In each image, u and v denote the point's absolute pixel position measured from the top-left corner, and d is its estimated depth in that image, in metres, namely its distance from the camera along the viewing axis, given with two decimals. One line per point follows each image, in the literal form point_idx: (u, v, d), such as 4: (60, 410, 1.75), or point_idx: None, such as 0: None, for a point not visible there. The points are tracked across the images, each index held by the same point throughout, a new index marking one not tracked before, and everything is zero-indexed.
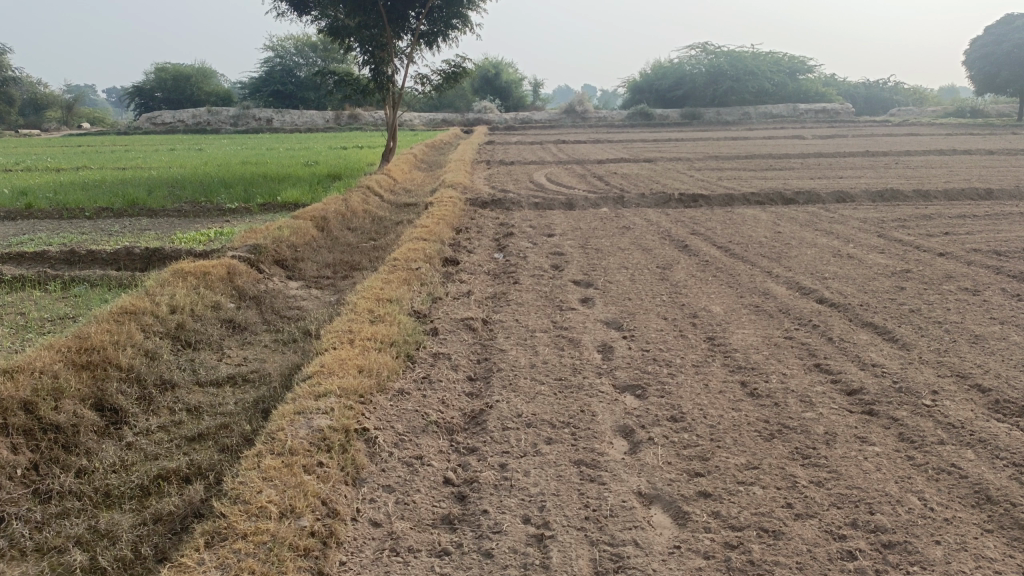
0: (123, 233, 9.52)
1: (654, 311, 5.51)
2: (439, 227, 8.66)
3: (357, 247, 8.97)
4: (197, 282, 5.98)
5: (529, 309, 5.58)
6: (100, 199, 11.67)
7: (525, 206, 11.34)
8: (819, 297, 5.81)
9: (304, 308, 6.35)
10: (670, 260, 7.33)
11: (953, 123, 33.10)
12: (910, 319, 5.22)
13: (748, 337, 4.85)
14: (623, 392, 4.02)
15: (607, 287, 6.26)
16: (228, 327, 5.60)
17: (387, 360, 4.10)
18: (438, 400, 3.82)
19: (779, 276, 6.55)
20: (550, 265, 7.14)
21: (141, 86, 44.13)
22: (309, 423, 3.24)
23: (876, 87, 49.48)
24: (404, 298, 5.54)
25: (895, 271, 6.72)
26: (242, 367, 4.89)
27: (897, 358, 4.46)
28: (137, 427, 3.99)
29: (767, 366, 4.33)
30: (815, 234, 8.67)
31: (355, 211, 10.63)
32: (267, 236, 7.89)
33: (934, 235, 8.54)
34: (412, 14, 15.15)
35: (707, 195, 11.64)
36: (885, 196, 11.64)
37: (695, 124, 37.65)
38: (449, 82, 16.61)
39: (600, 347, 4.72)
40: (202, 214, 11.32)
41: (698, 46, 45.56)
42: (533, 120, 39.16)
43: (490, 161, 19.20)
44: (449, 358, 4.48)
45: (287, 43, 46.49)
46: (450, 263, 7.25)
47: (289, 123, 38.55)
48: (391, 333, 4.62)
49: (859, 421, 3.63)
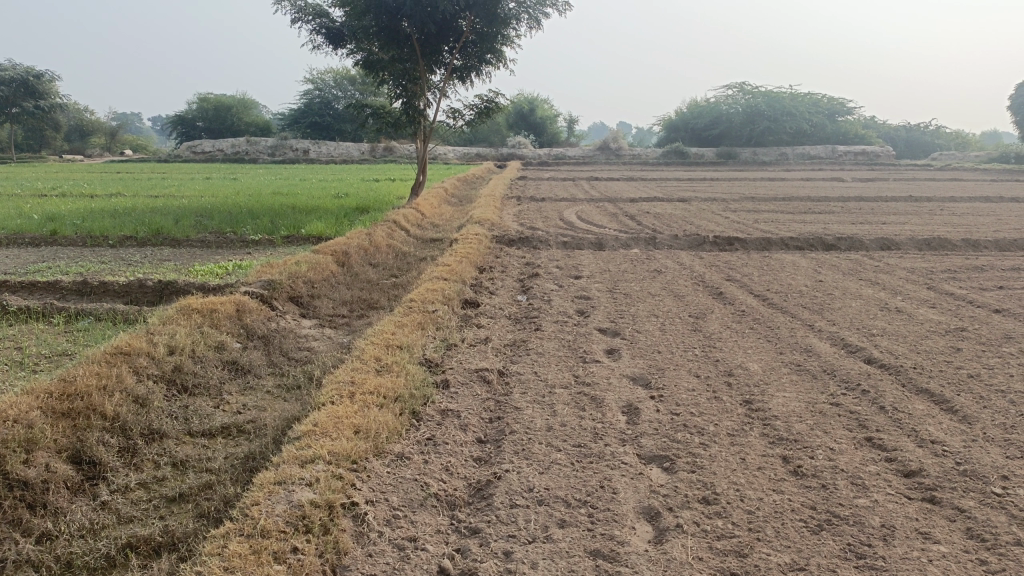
0: (142, 263, 9.35)
1: (685, 367, 5.09)
2: (462, 266, 8.34)
3: (377, 284, 8.67)
4: (202, 320, 5.71)
5: (550, 360, 5.19)
6: (125, 227, 11.58)
7: (553, 245, 11.00)
8: (867, 357, 5.34)
9: (314, 350, 6.03)
10: (703, 308, 6.91)
11: (998, 169, 32.25)
12: (969, 386, 4.73)
13: (789, 402, 4.39)
14: (649, 463, 3.60)
15: (635, 338, 5.85)
16: (230, 369, 5.29)
17: (388, 418, 3.73)
18: (441, 468, 3.43)
19: (822, 331, 6.09)
20: (575, 310, 6.76)
21: (183, 115, 44.96)
22: (289, 497, 2.88)
23: (917, 131, 48.68)
24: (416, 345, 5.17)
25: (949, 329, 6.21)
26: (239, 415, 4.57)
27: (958, 433, 3.97)
28: (114, 484, 3.67)
29: (812, 439, 3.87)
30: (858, 284, 8.19)
31: (378, 246, 10.35)
32: (283, 271, 7.62)
33: (987, 289, 8.01)
34: (445, 49, 15.01)
35: (743, 238, 11.19)
36: (932, 245, 11.09)
37: (730, 164, 37.20)
38: (482, 117, 16.44)
39: (625, 408, 4.29)
40: (225, 245, 11.14)
41: (735, 86, 45.28)
42: (567, 157, 39.05)
43: (520, 197, 18.95)
44: (459, 416, 4.09)
45: (327, 77, 47.14)
46: (470, 305, 6.89)
47: (325, 154, 38.85)
48: (397, 386, 4.25)
49: (920, 512, 3.16)
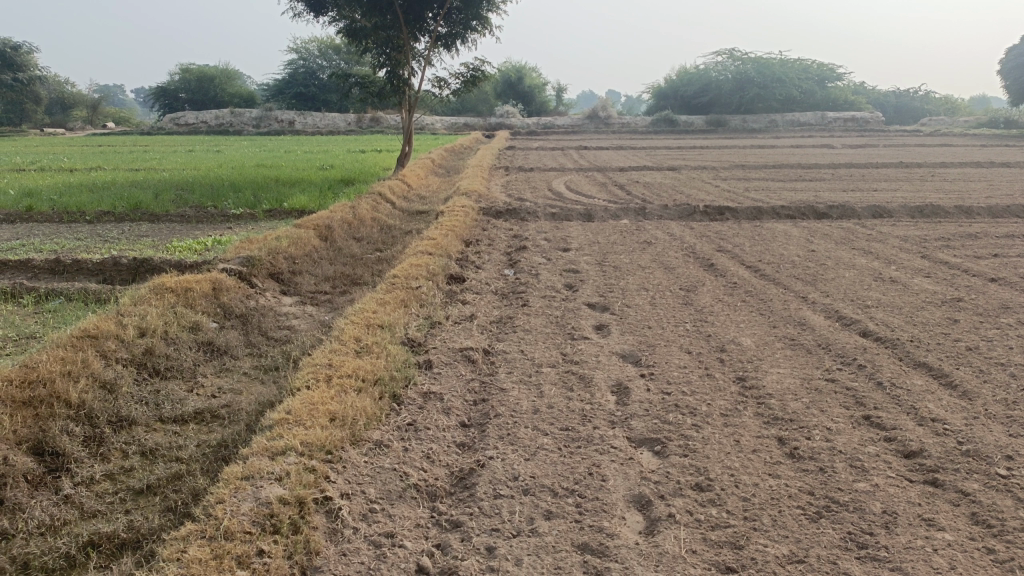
0: (119, 239, 9.10)
1: (676, 343, 4.93)
2: (448, 239, 8.13)
3: (361, 258, 8.46)
4: (176, 299, 5.51)
5: (537, 338, 5.01)
6: (104, 202, 11.29)
7: (541, 217, 10.80)
8: (862, 330, 5.20)
9: (294, 328, 5.83)
10: (694, 281, 6.74)
11: (987, 134, 32.10)
12: (968, 359, 4.60)
13: (784, 379, 4.25)
14: (640, 447, 3.45)
15: (625, 313, 5.68)
16: (206, 350, 5.11)
17: (366, 403, 3.56)
18: (422, 456, 3.27)
19: (816, 303, 5.94)
20: (563, 285, 6.58)
21: (165, 87, 44.14)
22: (256, 494, 2.72)
23: (907, 96, 48.40)
24: (398, 324, 4.99)
25: (945, 299, 6.07)
26: (213, 399, 4.40)
27: (958, 410, 3.83)
28: (79, 475, 3.50)
29: (809, 418, 3.72)
30: (852, 254, 8.03)
31: (363, 219, 10.12)
32: (263, 247, 7.39)
33: (982, 257, 7.86)
34: (430, 16, 14.62)
35: (734, 208, 11.01)
36: (925, 212, 10.94)
37: (720, 132, 36.89)
38: (468, 86, 16.11)
39: (615, 388, 4.13)
40: (206, 221, 10.87)
41: (725, 52, 44.75)
42: (556, 126, 38.61)
43: (508, 167, 18.67)
44: (441, 399, 3.92)
45: (311, 46, 46.30)
46: (455, 280, 6.70)
47: (311, 125, 38.27)
48: (377, 369, 4.07)
49: (922, 496, 3.03)
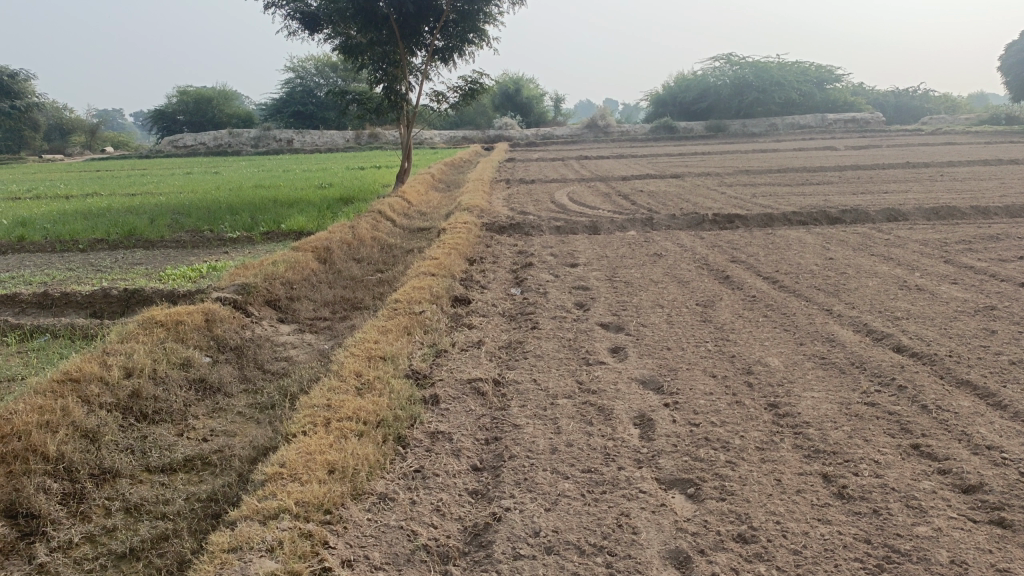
0: (113, 268, 8.84)
1: (699, 366, 4.61)
2: (451, 258, 7.84)
3: (361, 280, 8.16)
4: (166, 334, 5.23)
5: (550, 364, 4.70)
6: (98, 229, 11.03)
7: (545, 231, 10.51)
8: (895, 345, 4.88)
9: (292, 360, 5.53)
10: (711, 295, 6.43)
11: (990, 131, 31.85)
12: (1014, 374, 4.26)
13: (820, 404, 3.93)
14: (671, 489, 3.13)
15: (640, 333, 5.36)
16: (198, 389, 4.83)
17: (368, 449, 3.26)
18: (432, 509, 2.95)
19: (841, 316, 5.63)
20: (574, 304, 6.28)
21: (163, 109, 44.08)
22: (246, 570, 2.42)
23: (906, 95, 48.18)
24: (401, 355, 4.68)
25: (979, 307, 5.75)
26: (205, 445, 4.11)
27: (1015, 435, 3.49)
28: (57, 538, 3.20)
29: (854, 450, 3.40)
30: (871, 260, 7.72)
31: (362, 239, 9.84)
32: (258, 273, 7.11)
33: (1008, 260, 7.54)
34: (425, 30, 14.38)
35: (743, 215, 10.70)
36: (940, 214, 10.63)
37: (720, 137, 36.66)
38: (467, 99, 15.86)
39: (638, 421, 3.82)
40: (202, 246, 10.60)
41: (722, 57, 44.61)
42: (555, 136, 38.41)
43: (509, 179, 18.40)
44: (450, 439, 3.61)
45: (307, 64, 46.21)
46: (460, 302, 6.40)
47: (309, 143, 38.13)
48: (380, 408, 3.76)
49: (992, 541, 2.70)
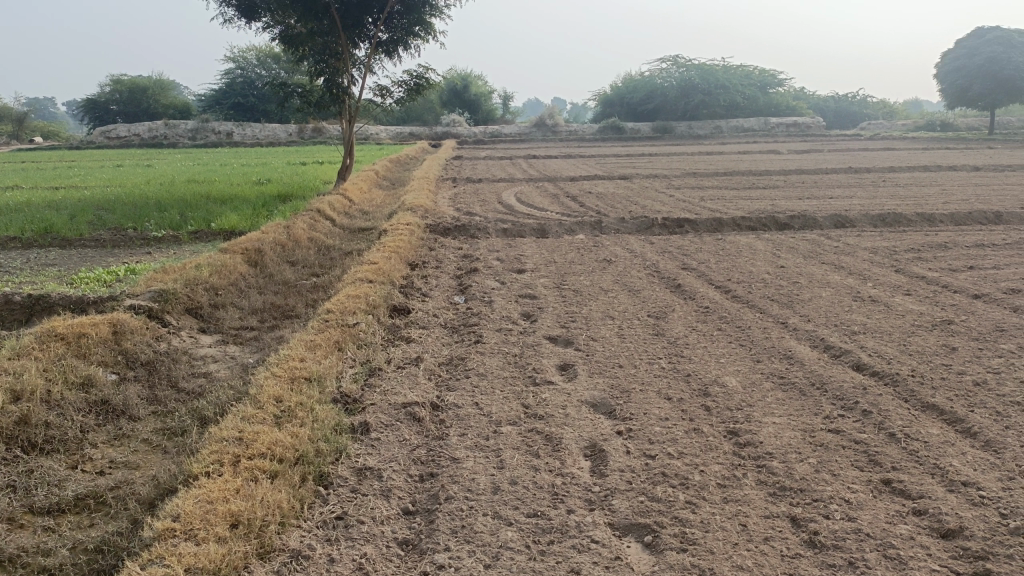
0: (22, 269, 8.14)
1: (653, 387, 4.29)
2: (391, 263, 7.41)
3: (294, 284, 7.66)
4: (65, 349, 4.71)
5: (493, 384, 4.33)
6: (12, 225, 10.23)
7: (491, 233, 10.15)
8: (855, 363, 4.65)
9: (212, 375, 5.05)
10: (663, 306, 6.15)
11: (926, 137, 32.76)
12: (981, 398, 4.06)
13: (782, 432, 3.65)
14: (626, 537, 2.80)
15: (590, 348, 5.03)
16: (99, 412, 4.33)
17: (280, 496, 2.86)
18: (353, 566, 2.55)
19: (798, 330, 5.39)
20: (520, 314, 5.92)
21: (95, 98, 42.24)
22: None
23: (845, 101, 49.37)
24: (330, 375, 4.25)
25: (936, 322, 5.59)
26: (101, 479, 3.63)
27: (991, 469, 3.27)
28: None
29: (823, 488, 3.11)
30: (824, 269, 7.56)
31: (298, 240, 9.32)
32: (180, 278, 6.57)
33: (958, 270, 7.47)
34: (368, 22, 13.83)
35: (693, 219, 10.52)
36: (886, 220, 10.61)
37: (665, 138, 36.92)
38: (412, 95, 15.38)
39: (589, 453, 3.48)
40: (124, 245, 9.91)
41: (669, 59, 44.94)
42: (503, 134, 38.06)
43: (456, 178, 18.01)
44: (379, 476, 3.22)
45: (249, 55, 44.83)
46: (398, 311, 5.98)
47: (250, 137, 37.02)
48: (300, 440, 3.35)
49: None
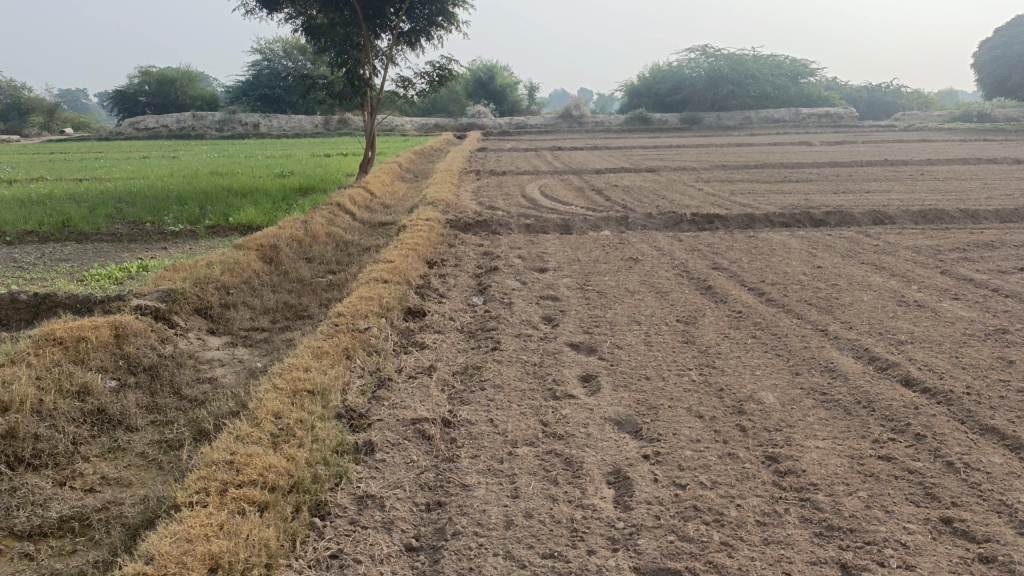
0: (34, 265, 7.98)
1: (683, 403, 3.95)
2: (408, 262, 7.13)
3: (309, 282, 7.42)
4: (61, 354, 4.49)
5: (510, 398, 4.03)
6: (30, 218, 10.10)
7: (514, 228, 9.85)
8: (903, 378, 4.28)
9: (216, 379, 4.81)
10: (695, 310, 5.81)
11: (963, 128, 31.86)
12: None
13: (827, 459, 3.30)
14: None
15: (615, 357, 4.70)
16: (94, 421, 4.11)
17: (268, 533, 2.60)
18: None
19: (838, 338, 5.03)
20: (541, 317, 5.61)
21: (125, 90, 42.52)
22: None
23: (879, 92, 48.29)
24: (336, 387, 3.98)
25: (989, 330, 5.18)
26: (89, 499, 3.38)
27: None
28: None
29: (877, 529, 2.77)
30: (864, 269, 7.16)
31: (315, 235, 9.08)
32: (190, 276, 6.36)
33: (1008, 271, 7.03)
34: (391, 12, 13.54)
35: (723, 215, 10.12)
36: (927, 216, 10.14)
37: (694, 129, 36.29)
38: (435, 87, 15.08)
39: (613, 481, 3.17)
40: (140, 240, 9.75)
41: (698, 49, 44.25)
42: (528, 125, 37.66)
43: (480, 170, 17.71)
44: (382, 505, 2.94)
45: (276, 46, 44.87)
46: (412, 314, 5.70)
47: (276, 128, 37.01)
48: (296, 466, 3.08)
49: None
